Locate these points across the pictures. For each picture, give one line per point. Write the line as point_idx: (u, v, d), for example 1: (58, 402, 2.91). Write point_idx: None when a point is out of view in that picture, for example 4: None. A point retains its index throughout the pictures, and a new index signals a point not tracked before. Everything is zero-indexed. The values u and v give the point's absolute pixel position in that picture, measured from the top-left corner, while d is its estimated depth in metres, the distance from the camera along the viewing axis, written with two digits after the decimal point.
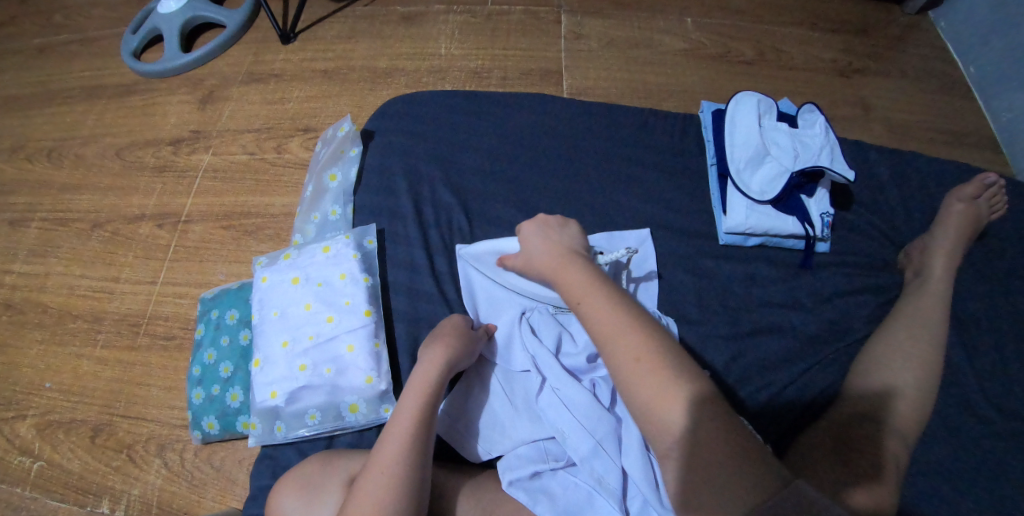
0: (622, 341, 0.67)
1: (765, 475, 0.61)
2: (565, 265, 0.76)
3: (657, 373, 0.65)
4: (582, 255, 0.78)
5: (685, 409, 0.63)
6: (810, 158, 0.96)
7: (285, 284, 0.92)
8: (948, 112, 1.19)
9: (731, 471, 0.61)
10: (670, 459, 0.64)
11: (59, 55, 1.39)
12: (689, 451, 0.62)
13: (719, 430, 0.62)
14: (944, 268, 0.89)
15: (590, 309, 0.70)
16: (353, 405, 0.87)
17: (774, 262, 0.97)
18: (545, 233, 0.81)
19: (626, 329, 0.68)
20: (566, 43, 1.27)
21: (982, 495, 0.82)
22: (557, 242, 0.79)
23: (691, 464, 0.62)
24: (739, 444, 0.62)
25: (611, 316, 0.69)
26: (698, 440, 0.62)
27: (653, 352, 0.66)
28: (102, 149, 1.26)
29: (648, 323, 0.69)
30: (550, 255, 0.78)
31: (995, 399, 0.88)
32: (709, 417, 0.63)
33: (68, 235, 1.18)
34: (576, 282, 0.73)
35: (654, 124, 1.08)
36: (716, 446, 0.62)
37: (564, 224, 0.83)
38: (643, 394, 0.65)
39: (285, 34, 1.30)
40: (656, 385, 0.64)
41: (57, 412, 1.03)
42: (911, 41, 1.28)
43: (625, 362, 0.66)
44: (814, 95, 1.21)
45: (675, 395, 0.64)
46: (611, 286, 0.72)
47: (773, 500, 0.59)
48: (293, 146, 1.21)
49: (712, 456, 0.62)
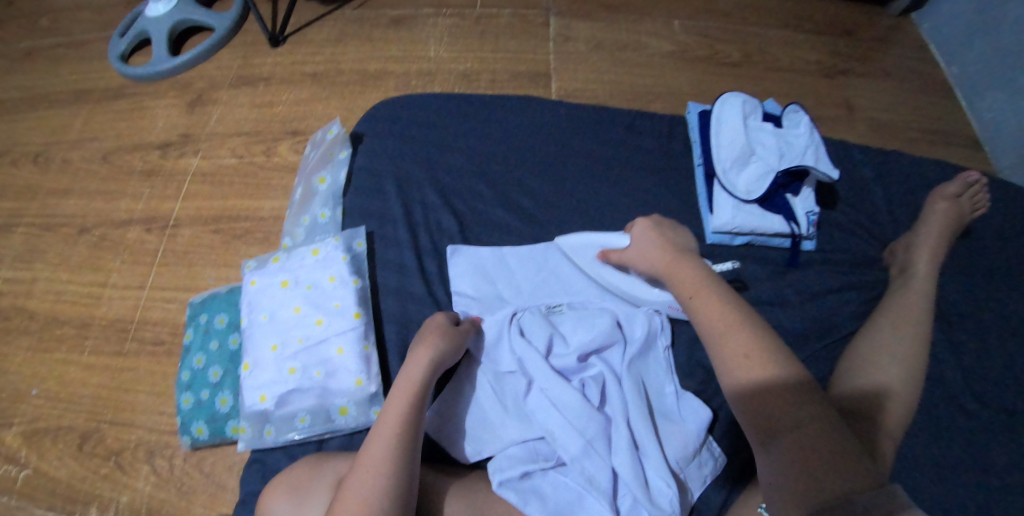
0: (732, 335, 0.69)
1: (866, 471, 0.58)
2: (679, 262, 0.78)
3: (765, 368, 0.66)
4: (697, 257, 0.79)
5: (785, 403, 0.64)
6: (795, 158, 0.97)
7: (274, 287, 0.91)
8: (931, 112, 1.21)
9: (828, 461, 0.59)
10: (766, 448, 0.63)
11: (45, 58, 1.38)
12: (787, 439, 0.62)
13: (820, 427, 0.62)
14: (929, 265, 0.90)
15: (702, 303, 0.72)
16: (342, 408, 0.87)
17: (761, 261, 0.98)
18: (659, 231, 0.83)
19: (736, 324, 0.69)
20: (554, 46, 1.28)
21: (969, 490, 0.83)
22: (672, 242, 0.81)
23: (788, 453, 0.61)
24: (841, 441, 0.61)
25: (722, 311, 0.71)
26: (798, 433, 0.62)
27: (763, 349, 0.67)
28: (89, 154, 1.25)
29: (761, 324, 0.70)
30: (663, 251, 0.80)
31: (981, 394, 0.89)
32: (812, 413, 0.63)
33: (55, 240, 1.17)
34: (690, 279, 0.76)
35: (642, 125, 1.08)
36: (814, 439, 0.61)
37: (676, 227, 0.85)
38: (750, 386, 0.66)
39: (273, 37, 1.30)
40: (758, 378, 0.66)
41: (44, 419, 1.02)
42: (895, 43, 1.30)
43: (731, 355, 0.68)
44: (800, 96, 1.22)
45: (778, 389, 0.65)
46: (728, 288, 0.74)
47: (869, 492, 0.56)
48: (283, 150, 1.20)
49: (810, 448, 0.60)
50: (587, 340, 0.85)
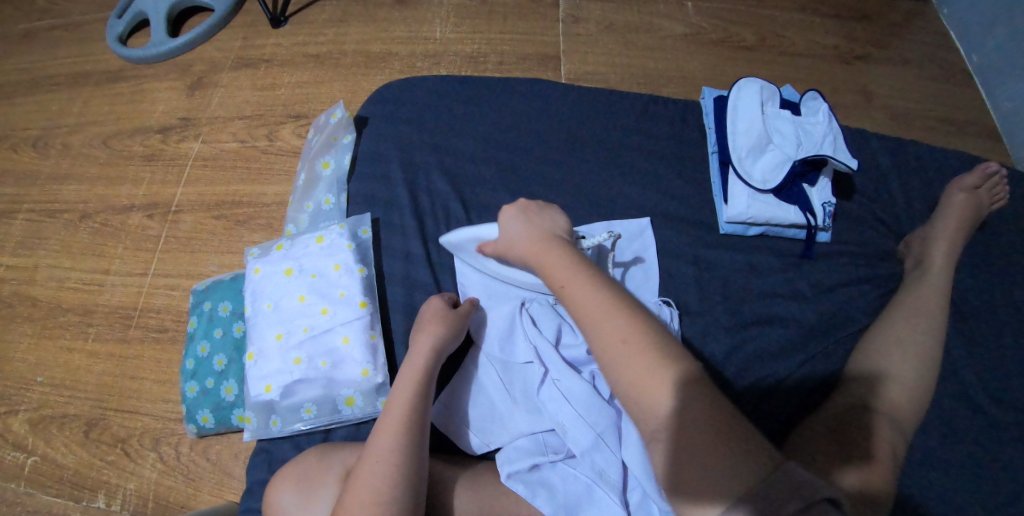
0: (605, 322, 0.64)
1: (758, 453, 0.56)
2: (547, 251, 0.73)
3: (643, 353, 0.62)
4: (563, 240, 0.75)
5: (666, 389, 0.60)
6: (813, 147, 0.95)
7: (278, 276, 0.90)
8: (949, 100, 1.18)
9: (717, 452, 0.56)
10: (656, 444, 0.60)
11: (42, 40, 1.35)
12: (675, 431, 0.58)
13: (704, 408, 0.58)
14: (947, 257, 0.88)
15: (573, 294, 0.68)
16: (349, 398, 0.86)
17: (774, 252, 0.96)
18: (525, 217, 0.79)
19: (610, 310, 0.65)
20: (564, 27, 1.24)
21: (979, 487, 0.82)
22: (539, 228, 0.77)
23: (679, 447, 0.58)
24: (725, 423, 0.58)
25: (593, 298, 0.66)
26: (684, 420, 0.58)
27: (636, 332, 0.63)
28: (89, 138, 1.23)
29: (631, 302, 0.66)
30: (532, 241, 0.75)
31: (995, 391, 0.87)
32: (694, 395, 0.59)
33: (56, 226, 1.16)
34: (560, 266, 0.71)
35: (654, 111, 1.06)
36: (699, 425, 0.58)
37: (545, 209, 0.81)
38: (626, 375, 0.62)
39: (275, 17, 1.27)
40: (639, 365, 0.61)
41: (50, 406, 1.02)
42: (914, 26, 1.26)
43: (608, 345, 0.63)
44: (815, 82, 1.19)
45: (659, 377, 0.60)
46: (596, 270, 0.70)
47: (766, 482, 0.54)
48: (286, 134, 1.18)
49: (699, 436, 0.57)
50: None
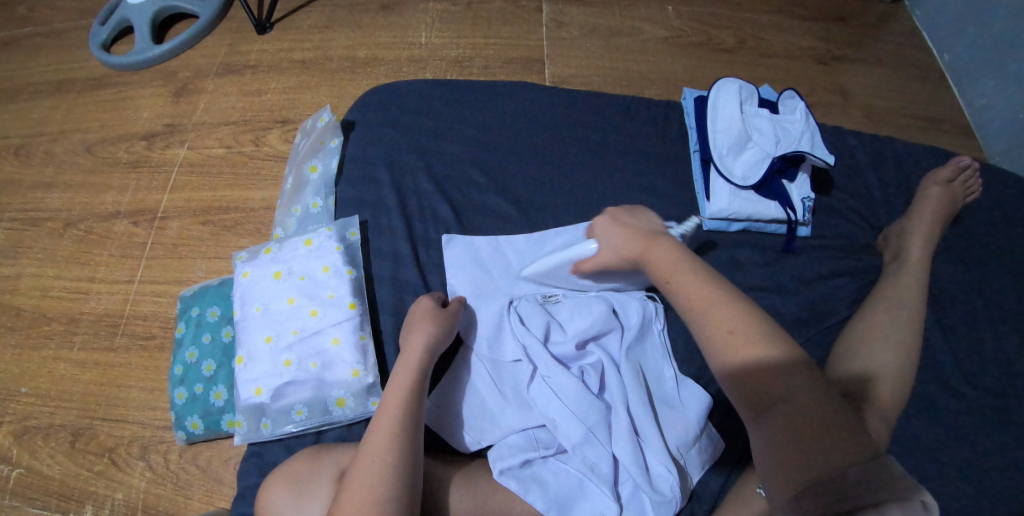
0: (713, 315, 0.70)
1: (856, 441, 0.62)
2: (649, 247, 0.78)
3: (751, 343, 0.67)
4: (666, 237, 0.80)
5: (776, 376, 0.66)
6: (791, 144, 0.98)
7: (267, 279, 0.90)
8: (923, 98, 1.22)
9: (824, 437, 0.62)
10: (760, 426, 0.66)
11: (23, 48, 1.35)
12: (781, 413, 0.64)
13: (810, 397, 0.65)
14: (922, 249, 0.91)
15: (683, 286, 0.74)
16: (340, 399, 0.86)
17: (756, 247, 0.98)
18: (619, 221, 0.83)
19: (719, 303, 0.71)
20: (548, 31, 1.26)
21: (960, 471, 0.84)
22: (639, 227, 0.81)
23: (784, 429, 0.64)
24: (828, 412, 0.64)
25: (703, 291, 0.72)
26: (791, 405, 0.64)
27: (746, 324, 0.68)
28: (72, 146, 1.22)
29: (741, 298, 0.71)
30: (633, 240, 0.80)
31: (972, 378, 0.90)
32: (800, 383, 0.65)
33: (39, 235, 1.15)
34: (665, 262, 0.76)
35: (638, 111, 1.08)
36: (805, 411, 0.64)
37: (636, 212, 0.85)
38: (738, 361, 0.67)
39: (260, 24, 1.28)
40: (745, 353, 0.67)
41: (34, 417, 1.00)
42: (887, 28, 1.30)
43: (717, 334, 0.69)
44: (793, 82, 1.22)
45: (770, 363, 0.66)
46: (701, 265, 0.75)
47: (863, 468, 0.60)
48: (272, 139, 1.18)
49: (803, 422, 0.64)
50: (585, 326, 0.85)
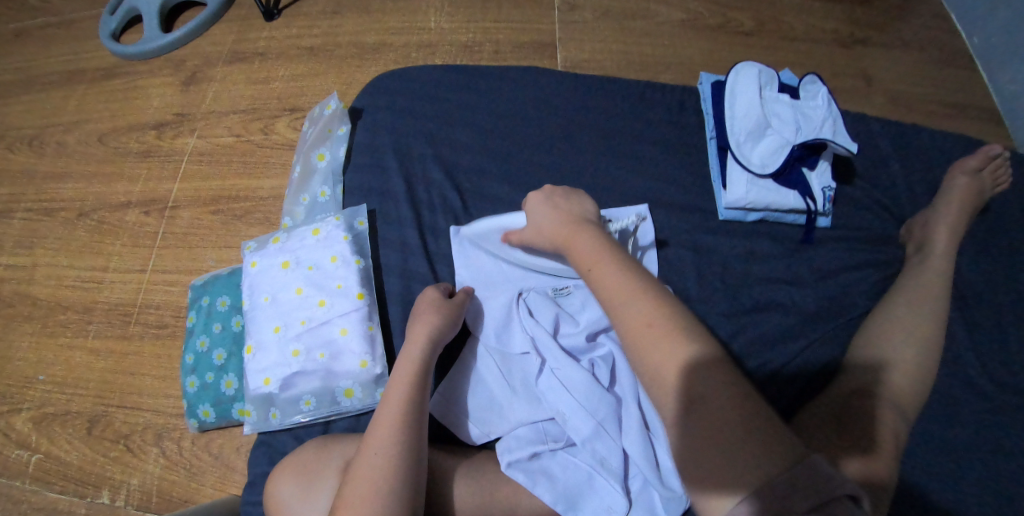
0: (633, 304, 0.63)
1: (780, 443, 0.55)
2: (573, 235, 0.73)
3: (668, 336, 0.61)
4: (592, 224, 0.75)
5: (693, 373, 0.59)
6: (812, 130, 0.94)
7: (275, 269, 0.90)
8: (950, 83, 1.17)
9: (740, 437, 0.55)
10: (676, 428, 0.58)
11: (35, 38, 1.35)
12: (699, 415, 0.57)
13: (729, 395, 0.58)
14: (948, 240, 0.88)
15: (601, 274, 0.67)
16: (348, 390, 0.85)
17: (774, 237, 0.95)
18: (552, 201, 0.79)
19: (638, 293, 0.64)
20: (559, 15, 1.23)
21: (983, 471, 0.81)
22: (568, 213, 0.77)
23: (700, 433, 0.57)
24: (751, 413, 0.57)
25: (623, 280, 0.65)
26: (709, 406, 0.57)
27: (663, 316, 0.62)
28: (84, 136, 1.23)
29: (659, 288, 0.65)
30: (562, 225, 0.76)
31: (997, 374, 0.87)
32: (719, 379, 0.58)
33: (54, 224, 1.16)
34: (589, 249, 0.71)
35: (652, 97, 1.05)
36: (724, 412, 0.57)
37: (572, 194, 0.81)
38: (653, 359, 0.60)
39: (268, 10, 1.26)
40: (663, 348, 0.60)
41: (52, 404, 1.02)
42: (914, 8, 1.25)
43: (634, 328, 0.62)
44: (814, 66, 1.18)
45: (686, 360, 0.59)
46: (621, 252, 0.69)
47: (787, 471, 0.53)
48: (281, 127, 1.18)
49: (722, 423, 0.56)
50: (596, 318, 0.83)
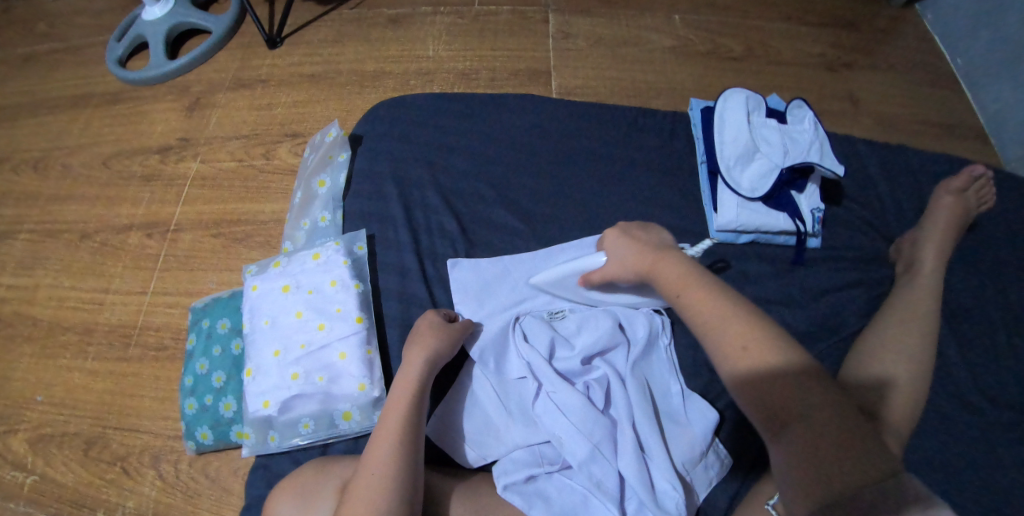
0: (725, 328, 0.67)
1: (880, 456, 0.58)
2: (659, 259, 0.75)
3: (766, 357, 0.64)
4: (675, 250, 0.77)
5: (793, 390, 0.62)
6: (800, 154, 0.96)
7: (275, 292, 0.91)
8: (936, 105, 1.20)
9: (840, 452, 0.58)
10: (778, 445, 0.61)
11: (42, 63, 1.38)
12: (799, 430, 0.60)
13: (828, 411, 0.60)
14: (936, 259, 0.89)
15: (691, 300, 0.70)
16: (346, 413, 0.86)
17: (765, 259, 0.97)
18: (629, 234, 0.80)
19: (732, 315, 0.67)
20: (554, 42, 1.26)
21: (978, 489, 0.82)
22: (649, 242, 0.78)
23: (801, 448, 0.59)
24: (852, 429, 0.59)
25: (715, 305, 0.68)
26: (809, 422, 0.60)
27: (760, 338, 0.65)
28: (88, 159, 1.25)
29: (750, 309, 0.68)
30: (643, 253, 0.77)
31: (989, 391, 0.88)
32: (817, 398, 0.61)
33: (57, 246, 1.17)
34: (675, 275, 0.73)
35: (644, 123, 1.07)
36: (824, 428, 0.59)
37: (647, 227, 0.82)
38: (757, 379, 0.63)
39: (271, 38, 1.30)
40: (761, 368, 0.63)
41: (50, 425, 1.02)
42: (898, 33, 1.28)
43: (731, 351, 0.65)
44: (803, 91, 1.21)
45: (785, 378, 0.63)
46: (706, 273, 0.72)
47: (884, 484, 0.56)
48: (282, 152, 1.20)
49: (821, 439, 0.59)
50: (591, 342, 0.84)
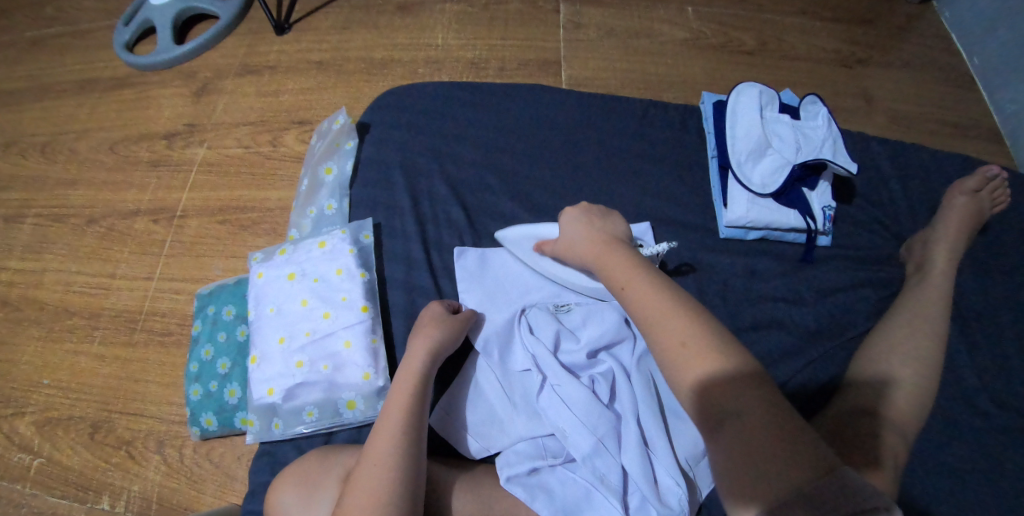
0: (663, 323, 0.66)
1: (819, 456, 0.56)
2: (606, 253, 0.77)
3: (701, 353, 0.63)
4: (623, 244, 0.78)
5: (730, 388, 0.61)
6: (812, 151, 0.96)
7: (281, 280, 0.91)
8: (951, 103, 1.18)
9: (775, 449, 0.57)
10: (714, 445, 0.60)
11: (51, 46, 1.38)
12: (732, 429, 0.59)
13: (763, 409, 0.59)
14: (948, 260, 0.88)
15: (632, 295, 0.70)
16: (350, 402, 0.86)
17: (774, 256, 0.96)
18: (589, 218, 0.83)
19: (671, 311, 0.67)
20: (564, 33, 1.25)
21: (983, 492, 0.81)
22: (600, 233, 0.80)
23: (733, 446, 0.58)
24: (787, 428, 0.58)
25: (654, 300, 0.68)
26: (742, 419, 0.59)
27: (699, 335, 0.64)
28: (95, 144, 1.25)
29: (693, 307, 0.67)
30: (593, 246, 0.79)
31: (998, 393, 0.87)
32: (753, 396, 0.60)
33: (63, 230, 1.17)
34: (621, 270, 0.74)
35: (655, 116, 1.06)
36: (758, 425, 0.58)
37: (606, 216, 0.84)
38: (693, 377, 0.63)
39: (279, 24, 1.29)
40: (695, 365, 0.63)
41: (55, 408, 1.03)
42: (914, 29, 1.27)
43: (669, 346, 0.65)
44: (816, 86, 1.19)
45: (720, 375, 0.62)
46: (656, 273, 0.72)
47: (817, 483, 0.54)
48: (289, 140, 1.19)
49: (754, 438, 0.58)
50: (597, 335, 0.84)
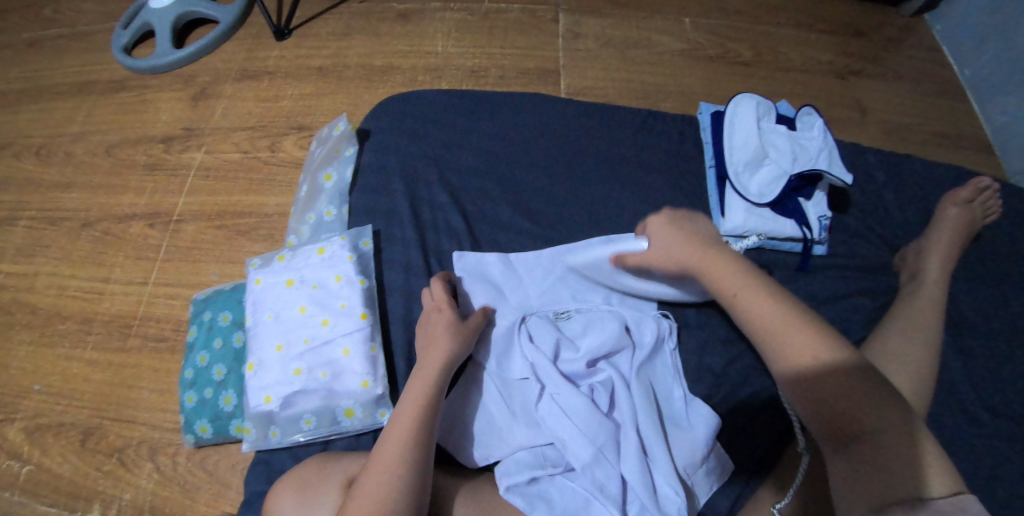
0: (789, 336, 0.68)
1: (928, 461, 0.60)
2: (712, 264, 0.76)
3: (827, 366, 0.66)
4: (727, 250, 0.77)
5: (852, 401, 0.64)
6: (808, 161, 0.97)
7: (279, 287, 0.90)
8: (943, 115, 1.20)
9: (897, 456, 0.61)
10: (837, 450, 0.64)
11: (46, 48, 1.37)
12: (856, 439, 0.63)
13: (887, 420, 0.62)
14: (941, 270, 0.89)
15: (748, 306, 0.72)
16: (348, 409, 0.86)
17: (771, 265, 0.97)
18: (678, 227, 0.81)
19: (790, 325, 0.69)
20: (563, 42, 1.26)
21: (978, 500, 0.82)
22: (698, 239, 0.79)
23: (858, 453, 0.62)
24: (912, 438, 0.61)
25: (770, 312, 0.70)
26: (866, 428, 0.63)
27: (828, 349, 0.67)
28: (90, 147, 1.24)
29: (814, 319, 0.70)
30: (693, 253, 0.78)
31: (992, 402, 0.88)
32: (874, 406, 0.63)
33: (57, 234, 1.16)
34: (732, 280, 0.74)
35: (654, 125, 1.07)
36: (880, 435, 0.62)
37: (693, 218, 0.82)
38: (819, 392, 0.65)
39: (279, 30, 1.29)
40: (822, 375, 0.66)
41: (47, 415, 1.01)
42: (907, 43, 1.29)
43: (795, 356, 0.68)
44: (811, 97, 1.21)
45: (839, 385, 0.65)
46: (769, 281, 0.73)
47: (935, 488, 0.58)
48: (287, 145, 1.19)
49: (879, 445, 0.62)
50: (597, 344, 0.84)
